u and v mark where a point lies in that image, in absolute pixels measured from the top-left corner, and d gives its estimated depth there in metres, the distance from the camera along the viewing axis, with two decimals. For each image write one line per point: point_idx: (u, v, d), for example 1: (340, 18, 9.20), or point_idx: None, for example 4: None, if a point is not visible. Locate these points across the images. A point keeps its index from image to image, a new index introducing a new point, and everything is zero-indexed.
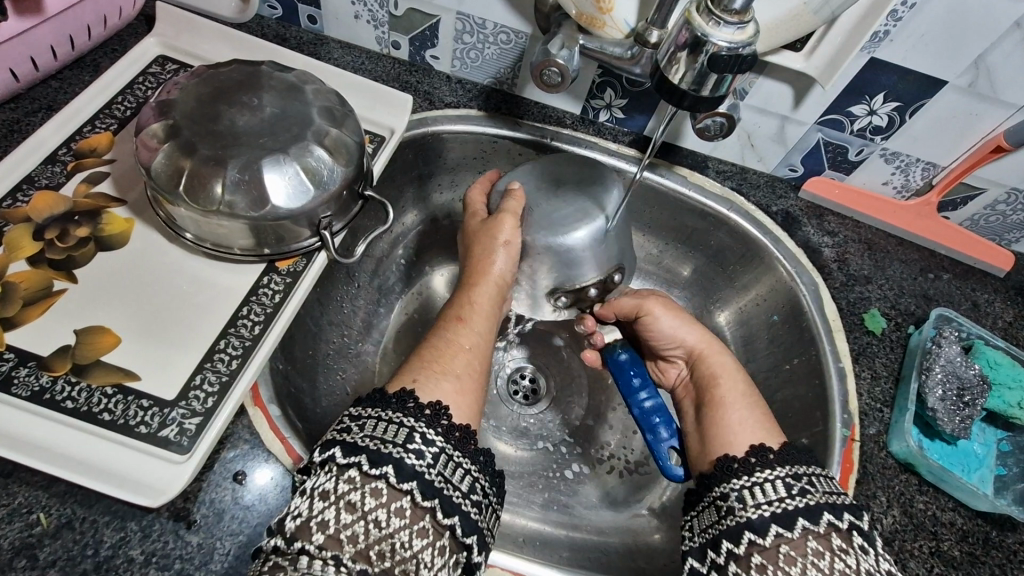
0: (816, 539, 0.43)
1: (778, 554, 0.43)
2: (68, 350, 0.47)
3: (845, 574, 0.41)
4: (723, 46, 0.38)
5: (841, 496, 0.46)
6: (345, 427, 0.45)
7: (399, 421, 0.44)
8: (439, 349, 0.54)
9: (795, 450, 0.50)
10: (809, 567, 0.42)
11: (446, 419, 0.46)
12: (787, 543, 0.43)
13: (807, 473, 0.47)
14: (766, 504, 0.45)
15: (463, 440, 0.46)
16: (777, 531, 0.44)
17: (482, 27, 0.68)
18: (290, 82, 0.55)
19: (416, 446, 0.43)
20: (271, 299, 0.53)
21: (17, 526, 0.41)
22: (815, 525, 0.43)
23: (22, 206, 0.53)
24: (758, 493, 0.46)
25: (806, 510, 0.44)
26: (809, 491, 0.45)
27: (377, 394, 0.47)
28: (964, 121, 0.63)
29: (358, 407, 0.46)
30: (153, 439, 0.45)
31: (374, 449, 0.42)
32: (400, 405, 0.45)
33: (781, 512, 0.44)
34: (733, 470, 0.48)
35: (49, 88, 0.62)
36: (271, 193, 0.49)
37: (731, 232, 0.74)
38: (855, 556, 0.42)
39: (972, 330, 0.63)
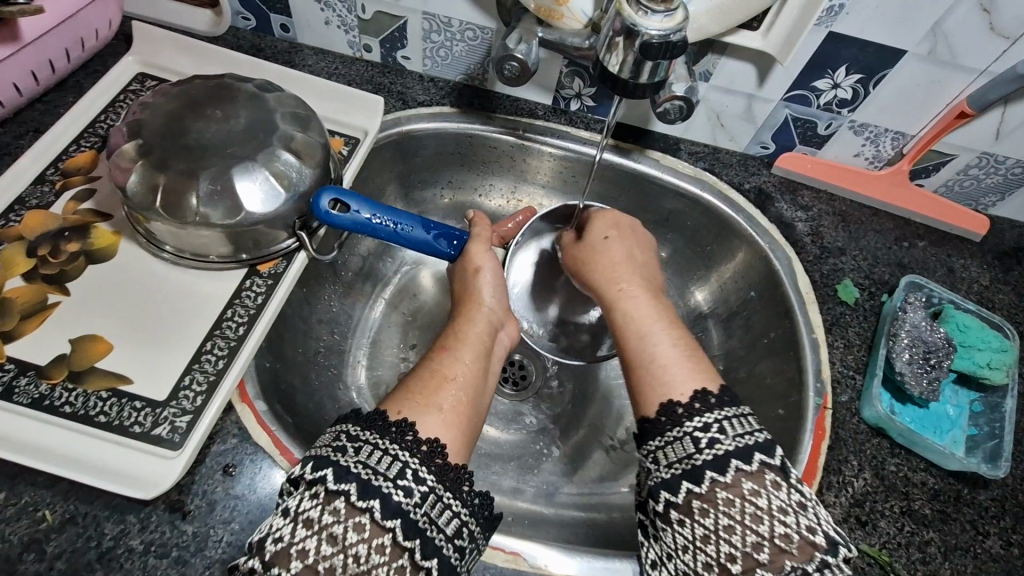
0: (725, 489, 0.43)
1: (693, 507, 0.44)
2: (64, 358, 0.50)
3: (755, 518, 0.42)
4: (654, 34, 0.38)
5: (751, 438, 0.45)
6: (340, 447, 0.45)
7: (394, 453, 0.45)
8: (425, 381, 0.52)
9: (706, 397, 0.48)
10: (720, 517, 0.43)
11: (440, 458, 0.46)
12: (697, 497, 0.44)
13: (718, 419, 0.46)
14: (681, 461, 0.45)
15: (456, 481, 0.46)
16: (688, 487, 0.44)
17: (448, 25, 0.70)
18: (256, 92, 0.57)
19: (406, 483, 0.43)
20: (254, 301, 0.56)
21: (25, 523, 0.44)
22: (722, 475, 0.44)
23: (15, 225, 0.56)
24: (670, 452, 0.46)
25: (712, 463, 0.44)
26: (718, 440, 0.45)
27: (375, 416, 0.47)
28: (927, 88, 0.64)
29: (355, 426, 0.46)
30: (146, 438, 0.47)
31: (364, 479, 0.43)
32: (398, 436, 0.46)
33: (689, 469, 0.45)
34: (650, 430, 0.48)
35: (35, 111, 0.64)
36: (245, 199, 0.52)
37: (705, 212, 0.75)
38: (782, 490, 0.43)
39: (944, 296, 0.64)
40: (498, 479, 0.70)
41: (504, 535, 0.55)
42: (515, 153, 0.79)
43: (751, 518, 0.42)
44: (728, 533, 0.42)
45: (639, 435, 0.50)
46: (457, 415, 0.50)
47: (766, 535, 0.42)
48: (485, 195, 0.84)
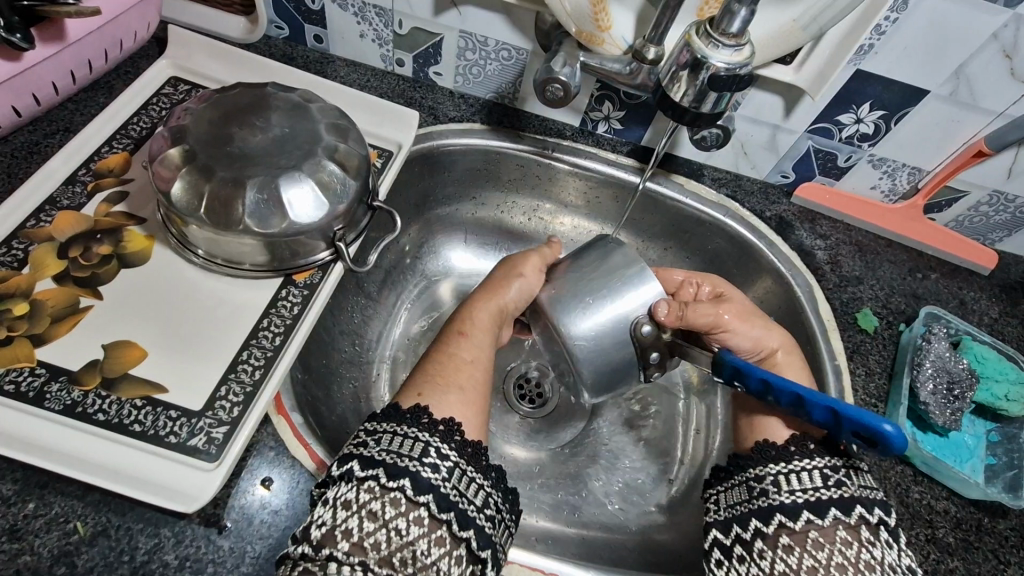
0: (818, 531, 0.46)
1: (779, 541, 0.47)
2: (97, 364, 0.49)
3: (867, 565, 0.44)
4: (722, 67, 0.41)
5: (875, 491, 0.49)
6: (361, 441, 0.45)
7: (415, 435, 0.45)
8: (445, 369, 0.54)
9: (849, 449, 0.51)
10: (834, 554, 0.45)
11: (459, 435, 0.47)
12: (794, 531, 0.47)
13: (843, 465, 0.50)
14: (795, 493, 0.48)
15: (476, 456, 0.47)
16: (809, 517, 0.47)
17: (484, 45, 0.71)
18: (296, 102, 0.57)
19: (432, 460, 0.44)
20: (290, 311, 0.55)
21: (55, 535, 0.43)
22: (819, 519, 0.47)
23: (46, 226, 0.55)
24: (794, 480, 0.49)
25: (838, 501, 0.47)
26: (846, 484, 0.48)
27: (391, 409, 0.48)
28: (946, 127, 0.67)
29: (371, 422, 0.47)
30: (183, 448, 0.46)
31: (391, 462, 0.43)
32: (415, 420, 0.46)
33: (813, 500, 0.47)
34: (767, 454, 0.52)
35: (66, 110, 0.64)
36: (299, 206, 0.52)
37: (729, 238, 0.76)
38: (881, 548, 0.45)
39: (960, 327, 0.66)
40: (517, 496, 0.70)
41: (537, 555, 0.53)
42: (542, 172, 0.80)
43: (842, 565, 0.44)
44: (840, 570, 0.44)
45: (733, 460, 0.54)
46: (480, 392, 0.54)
47: (855, 565, 0.44)
48: (508, 211, 0.85)
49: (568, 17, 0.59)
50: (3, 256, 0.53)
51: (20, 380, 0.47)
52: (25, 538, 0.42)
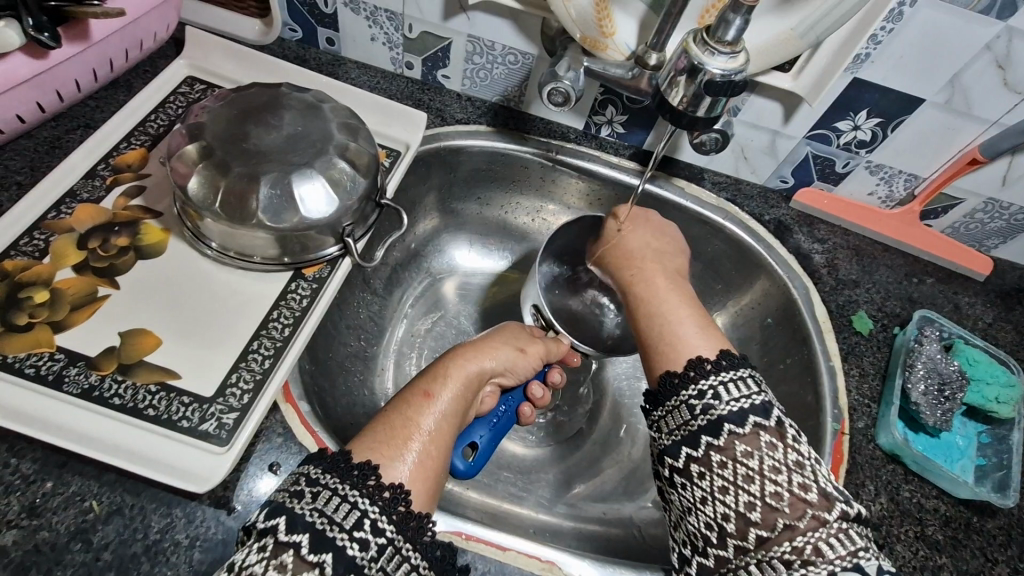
0: (696, 462, 0.46)
1: (693, 471, 0.46)
2: (114, 350, 0.51)
3: (746, 478, 0.43)
4: (717, 74, 0.42)
5: (746, 401, 0.46)
6: (297, 491, 0.39)
7: (353, 500, 0.39)
8: (397, 422, 0.47)
9: (729, 357, 0.50)
10: (715, 478, 0.45)
11: (403, 505, 0.40)
12: (695, 460, 0.46)
13: (713, 384, 0.47)
14: (703, 413, 0.47)
15: (419, 529, 0.40)
16: (687, 451, 0.46)
17: (491, 49, 0.73)
18: (309, 102, 0.59)
19: (363, 535, 0.38)
20: (299, 303, 0.57)
21: (72, 513, 0.44)
22: (739, 428, 0.45)
23: (66, 218, 0.57)
24: (671, 420, 0.49)
25: (706, 427, 0.46)
26: (713, 406, 0.47)
27: (342, 459, 0.41)
28: (941, 134, 0.68)
29: (317, 469, 0.40)
30: (194, 432, 0.48)
31: (318, 530, 0.37)
32: (360, 480, 0.40)
33: (688, 434, 0.47)
34: (675, 386, 0.49)
35: (87, 107, 0.66)
36: (313, 201, 0.54)
37: (728, 241, 0.78)
38: (759, 458, 0.44)
39: (953, 331, 0.68)
40: (516, 490, 0.71)
41: (536, 543, 0.53)
42: (545, 173, 0.82)
43: (770, 469, 0.43)
44: (723, 493, 0.44)
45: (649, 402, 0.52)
46: (440, 444, 0.47)
47: (734, 483, 0.44)
48: (512, 211, 0.87)
49: (574, 24, 0.61)
50: (26, 245, 0.55)
51: (40, 365, 0.49)
52: (43, 514, 0.44)
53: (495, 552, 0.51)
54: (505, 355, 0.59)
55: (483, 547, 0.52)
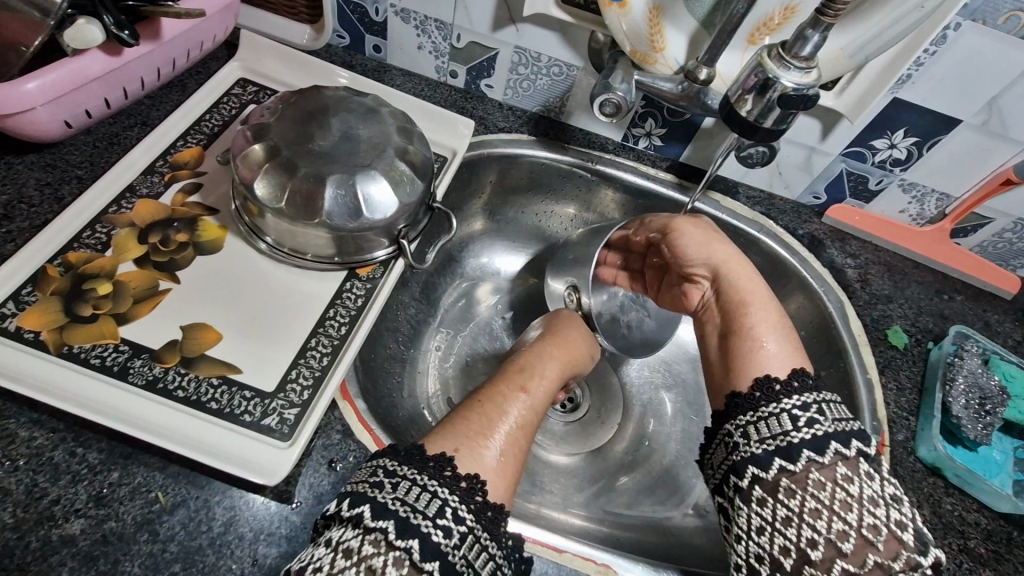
0: (788, 477, 0.46)
1: (779, 486, 0.46)
2: (176, 344, 0.52)
3: (845, 504, 0.44)
4: (790, 87, 0.45)
5: (850, 424, 0.48)
6: (377, 482, 0.41)
7: (432, 490, 0.41)
8: (489, 412, 0.51)
9: (805, 377, 0.51)
10: (808, 499, 0.45)
11: (480, 495, 0.43)
12: (787, 476, 0.46)
13: (817, 401, 0.49)
14: (777, 438, 0.48)
15: (494, 521, 0.43)
16: (780, 463, 0.47)
17: (537, 60, 0.75)
18: (368, 105, 0.60)
19: (446, 522, 0.40)
20: (354, 302, 0.58)
21: (138, 503, 0.45)
22: (820, 457, 0.46)
23: (127, 212, 0.58)
24: (763, 427, 0.49)
25: (809, 442, 0.46)
26: (817, 422, 0.47)
27: (413, 451, 0.44)
28: (976, 156, 0.70)
29: (394, 461, 0.43)
30: (257, 426, 0.49)
31: (403, 517, 0.39)
32: (437, 471, 0.43)
33: (785, 446, 0.47)
34: (742, 405, 0.51)
35: (143, 105, 0.67)
36: (381, 194, 0.55)
37: (763, 254, 0.79)
38: (858, 484, 0.45)
39: (988, 346, 0.69)
40: (553, 495, 0.72)
41: (590, 546, 0.54)
42: (583, 183, 0.83)
43: (841, 505, 0.44)
44: (813, 517, 0.44)
45: (714, 421, 0.54)
46: (527, 432, 0.52)
47: (830, 506, 0.44)
48: (547, 220, 0.88)
49: (625, 37, 0.63)
50: (88, 238, 0.55)
51: (105, 356, 0.50)
52: (110, 504, 0.44)
53: (552, 553, 0.52)
54: (576, 338, 0.65)
55: (540, 549, 0.52)
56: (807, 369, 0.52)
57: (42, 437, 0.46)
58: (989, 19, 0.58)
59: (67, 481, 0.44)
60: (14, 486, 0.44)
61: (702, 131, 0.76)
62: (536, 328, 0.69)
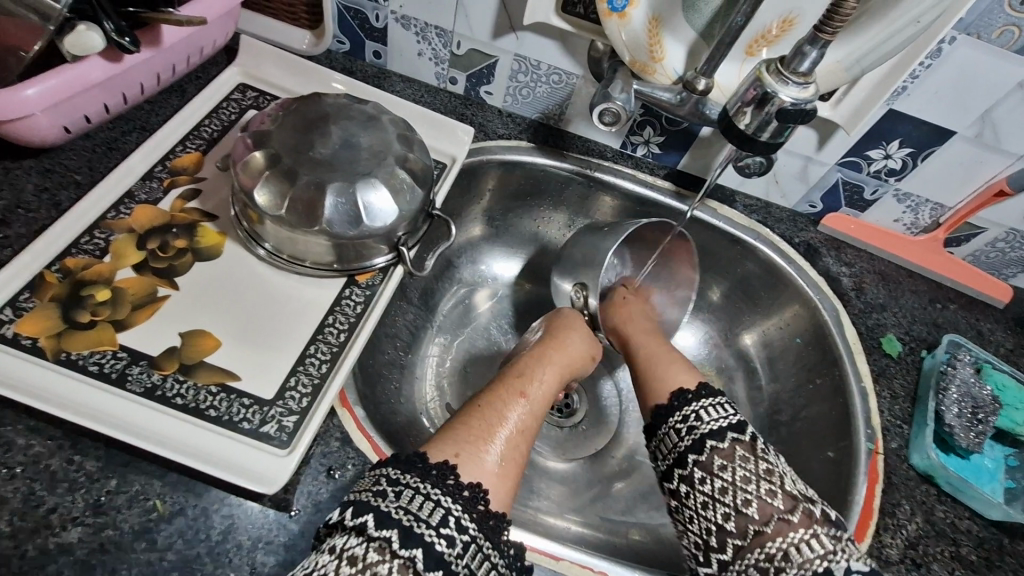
0: (701, 467, 0.51)
1: (696, 477, 0.51)
2: (175, 350, 0.51)
3: (744, 479, 0.49)
4: (789, 101, 0.45)
5: (740, 414, 0.54)
6: (380, 491, 0.42)
7: (435, 499, 0.42)
8: (491, 418, 0.52)
9: (707, 388, 0.57)
10: (717, 481, 0.50)
11: (482, 505, 0.44)
12: (701, 465, 0.51)
13: (706, 401, 0.55)
14: (687, 434, 0.53)
15: (495, 530, 0.44)
16: (694, 457, 0.52)
17: (537, 68, 0.75)
18: (369, 113, 0.61)
19: (449, 531, 0.41)
20: (353, 310, 0.58)
21: (136, 511, 0.45)
22: (721, 443, 0.51)
23: (125, 218, 0.58)
24: (678, 433, 0.54)
25: (713, 432, 0.52)
26: (715, 415, 0.53)
27: (415, 459, 0.45)
28: (969, 167, 0.71)
29: (397, 471, 0.44)
30: (256, 434, 0.49)
31: (407, 525, 0.40)
32: (439, 480, 0.44)
33: (695, 441, 0.52)
34: (663, 414, 0.57)
35: (142, 110, 0.67)
36: (379, 203, 0.55)
37: (759, 262, 0.80)
38: (754, 460, 0.50)
39: (980, 355, 0.70)
40: (550, 501, 0.72)
41: (587, 553, 0.55)
42: (581, 190, 0.83)
43: (743, 479, 0.49)
44: (723, 495, 0.49)
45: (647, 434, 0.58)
46: (526, 437, 0.53)
47: (734, 483, 0.49)
48: (545, 226, 0.88)
49: (624, 47, 0.63)
50: (86, 244, 0.55)
51: (103, 363, 0.49)
52: (108, 512, 0.44)
53: (549, 561, 0.53)
54: (577, 338, 0.66)
55: (538, 557, 0.53)
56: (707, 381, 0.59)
57: (40, 444, 0.46)
58: (984, 33, 0.59)
59: (64, 490, 0.44)
60: (11, 494, 0.43)
61: (700, 139, 0.77)
62: (537, 330, 0.70)
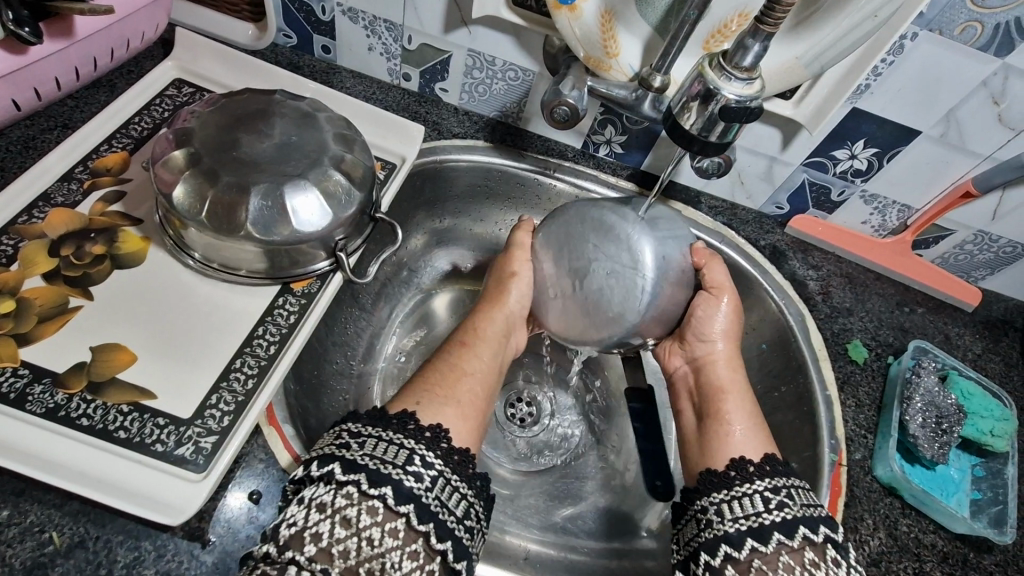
0: (760, 558, 0.45)
1: (752, 566, 0.45)
2: (83, 367, 0.48)
3: None
4: (733, 98, 0.43)
5: (818, 509, 0.48)
6: (343, 443, 0.45)
7: (399, 442, 0.45)
8: (446, 373, 0.55)
9: (774, 463, 0.52)
10: None
11: (444, 442, 0.47)
12: (760, 556, 0.45)
13: (785, 485, 0.49)
14: (745, 518, 0.48)
15: (461, 464, 0.46)
16: (752, 544, 0.46)
17: (492, 64, 0.72)
18: (304, 110, 0.57)
19: (416, 468, 0.43)
20: (286, 319, 0.54)
21: (29, 545, 0.41)
22: (788, 538, 0.46)
23: (38, 223, 0.54)
24: (736, 507, 0.49)
25: (780, 524, 0.46)
26: (788, 505, 0.47)
27: (378, 414, 0.47)
28: (935, 167, 0.69)
29: (358, 424, 0.46)
30: (170, 458, 0.45)
31: (373, 468, 0.42)
32: (401, 427, 0.46)
33: (757, 527, 0.46)
34: (714, 484, 0.51)
35: (65, 106, 0.62)
36: (305, 210, 0.52)
37: (723, 265, 0.78)
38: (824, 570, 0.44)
39: (947, 361, 0.68)
40: (505, 518, 0.69)
41: None
42: (542, 191, 0.80)
43: None
44: None
45: (683, 497, 0.53)
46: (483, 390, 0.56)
47: None
48: (506, 229, 0.85)
49: (577, 43, 0.61)
50: None
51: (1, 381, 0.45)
52: None
53: None
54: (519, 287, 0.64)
55: None
56: (775, 456, 0.53)
57: None
58: (945, 30, 0.57)
59: None
60: None
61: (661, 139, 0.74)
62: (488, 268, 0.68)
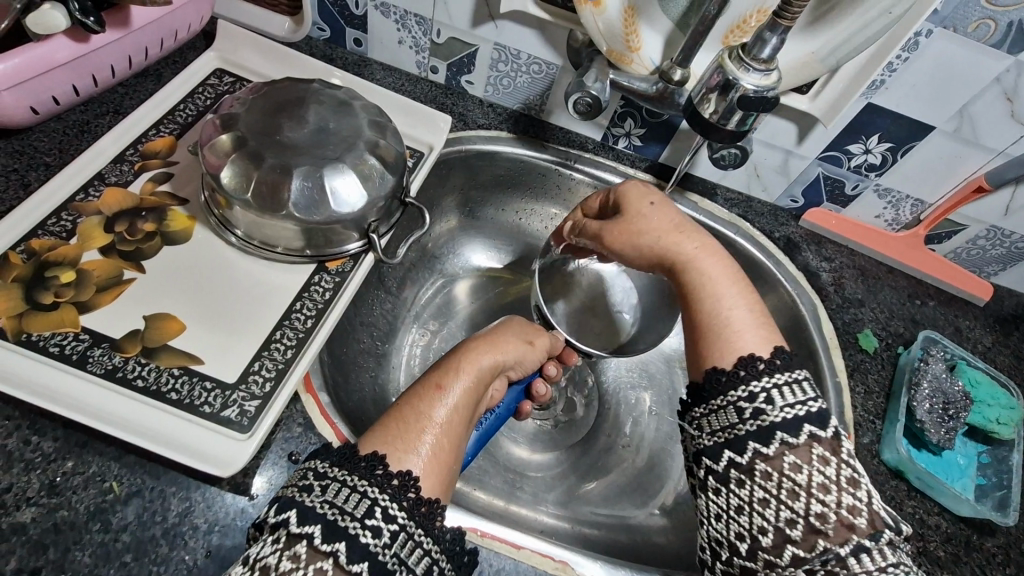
0: (765, 462, 0.45)
1: (755, 469, 0.46)
2: (138, 333, 0.51)
3: (792, 493, 0.44)
4: (752, 88, 0.45)
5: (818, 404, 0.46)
6: (306, 486, 0.40)
7: (362, 491, 0.40)
8: (410, 416, 0.47)
9: (783, 356, 0.49)
10: (783, 480, 0.44)
11: (413, 491, 0.41)
12: (764, 459, 0.45)
13: (788, 382, 0.47)
14: (752, 418, 0.47)
15: (429, 515, 0.41)
16: (755, 447, 0.46)
17: (516, 58, 0.74)
18: (340, 98, 0.60)
19: (375, 522, 0.39)
20: (322, 295, 0.58)
21: (93, 492, 0.45)
22: (793, 439, 0.45)
23: (94, 201, 0.58)
24: (743, 408, 0.47)
25: (786, 424, 0.45)
26: (795, 404, 0.46)
27: (347, 451, 0.42)
28: (948, 162, 0.70)
29: (324, 463, 0.42)
30: (217, 418, 0.48)
31: (330, 520, 0.38)
32: (368, 472, 0.41)
33: (763, 428, 0.46)
34: (721, 384, 0.49)
35: (116, 93, 0.66)
36: (348, 192, 0.55)
37: (738, 256, 0.80)
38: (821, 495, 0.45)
39: (955, 352, 0.69)
40: (522, 493, 0.72)
41: (550, 543, 0.54)
42: (562, 181, 0.83)
43: (817, 488, 0.44)
44: (790, 502, 0.44)
45: (690, 395, 0.52)
46: (451, 438, 0.47)
47: (806, 489, 0.44)
48: (527, 218, 0.88)
49: (600, 36, 0.63)
50: (53, 225, 0.55)
51: (64, 344, 0.49)
52: (63, 493, 0.44)
53: (509, 548, 0.52)
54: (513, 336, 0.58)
55: (497, 544, 0.53)
56: (784, 348, 0.50)
57: None
58: (959, 26, 0.59)
59: (20, 470, 0.44)
60: None
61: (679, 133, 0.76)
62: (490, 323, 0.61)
